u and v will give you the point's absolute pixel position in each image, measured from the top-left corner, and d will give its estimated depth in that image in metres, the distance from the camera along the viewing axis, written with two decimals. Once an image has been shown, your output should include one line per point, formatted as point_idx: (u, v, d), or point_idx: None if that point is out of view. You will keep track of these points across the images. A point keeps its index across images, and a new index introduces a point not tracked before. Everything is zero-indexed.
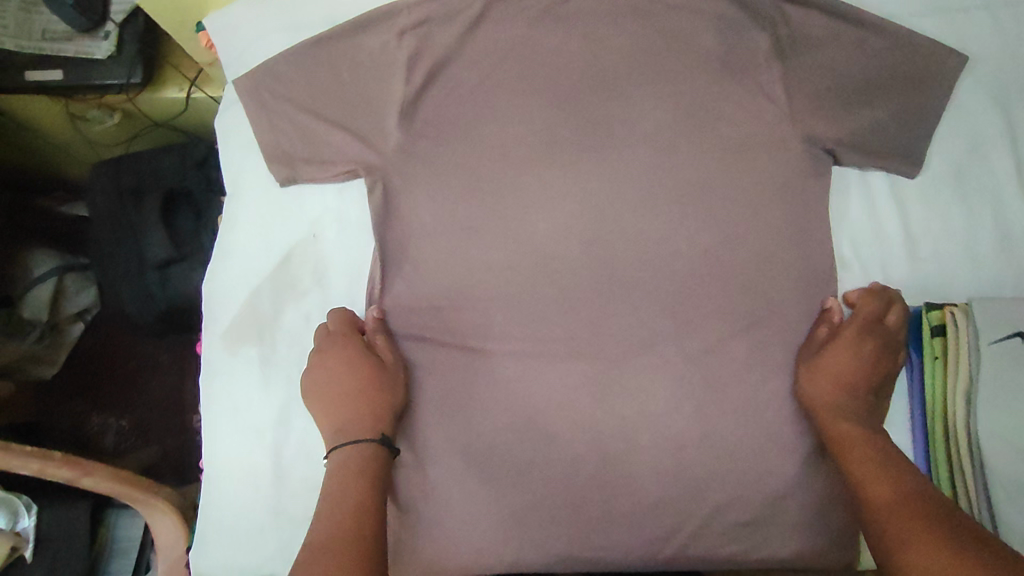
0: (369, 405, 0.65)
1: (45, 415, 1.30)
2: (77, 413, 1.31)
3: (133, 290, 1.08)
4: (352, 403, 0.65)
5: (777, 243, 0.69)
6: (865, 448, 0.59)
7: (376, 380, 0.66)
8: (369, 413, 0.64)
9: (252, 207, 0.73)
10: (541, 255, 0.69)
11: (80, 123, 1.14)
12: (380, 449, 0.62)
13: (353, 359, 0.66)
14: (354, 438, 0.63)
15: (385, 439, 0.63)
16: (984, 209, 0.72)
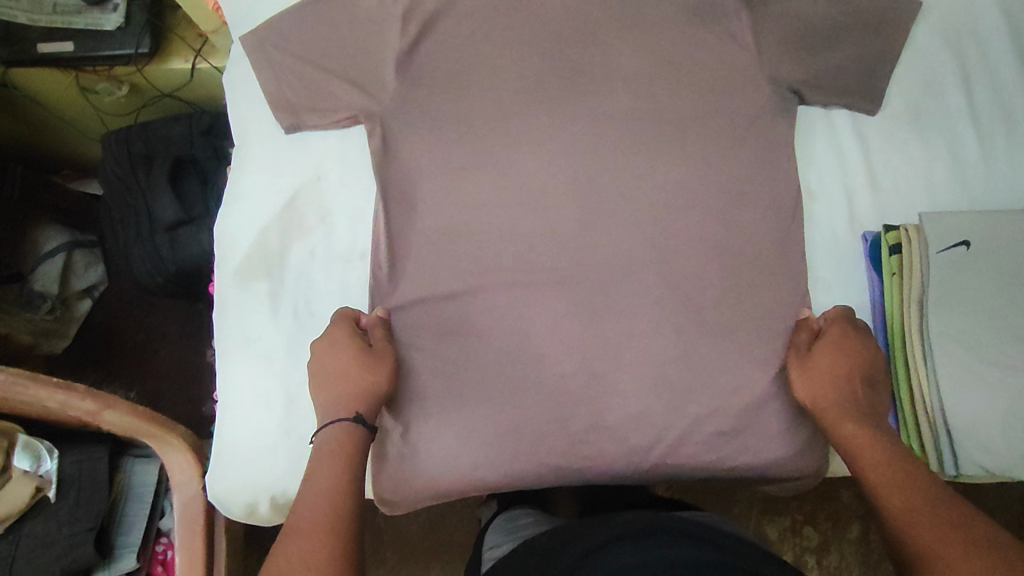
0: (354, 382, 0.68)
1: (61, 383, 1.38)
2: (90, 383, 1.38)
3: (144, 251, 1.13)
4: (333, 382, 0.68)
5: (748, 178, 0.74)
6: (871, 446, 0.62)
7: (361, 361, 0.69)
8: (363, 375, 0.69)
9: (259, 152, 0.78)
10: (530, 193, 0.75)
11: (89, 95, 1.17)
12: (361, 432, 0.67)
13: (340, 340, 0.70)
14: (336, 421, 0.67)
15: (357, 418, 0.67)
16: (940, 144, 0.75)
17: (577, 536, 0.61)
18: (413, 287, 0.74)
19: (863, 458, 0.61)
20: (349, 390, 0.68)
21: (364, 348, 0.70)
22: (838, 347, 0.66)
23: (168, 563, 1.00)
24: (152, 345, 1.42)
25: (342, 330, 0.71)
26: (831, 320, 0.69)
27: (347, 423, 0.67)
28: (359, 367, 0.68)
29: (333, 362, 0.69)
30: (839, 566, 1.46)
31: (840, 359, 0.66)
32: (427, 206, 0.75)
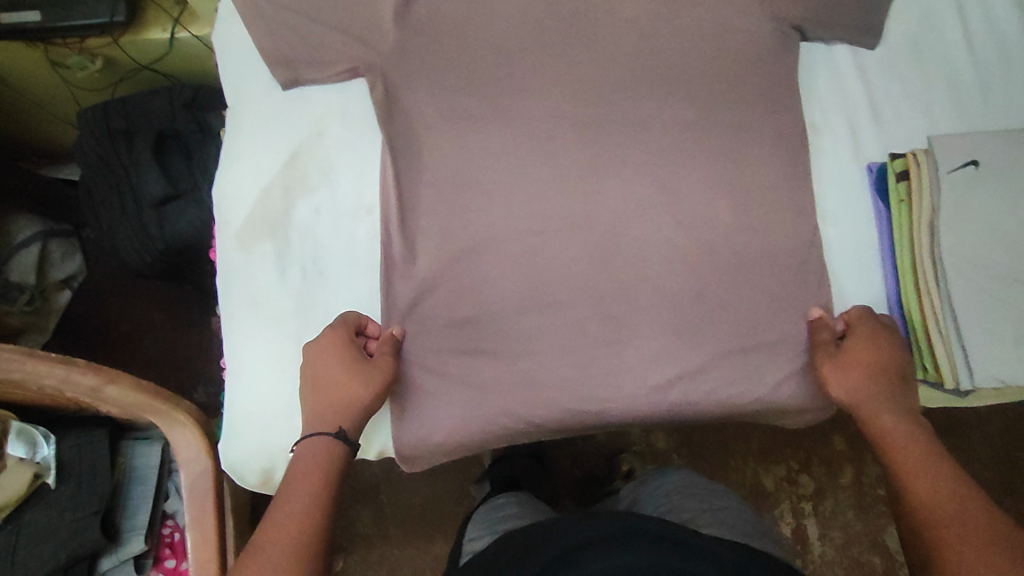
0: (345, 393, 0.66)
1: None
2: None
3: (131, 230, 1.09)
4: (322, 394, 0.66)
5: (755, 115, 0.74)
6: (903, 438, 0.63)
7: (354, 372, 0.67)
8: (353, 387, 0.66)
9: (256, 110, 0.75)
10: (537, 142, 0.74)
11: (61, 70, 1.12)
12: (337, 444, 0.64)
13: (335, 351, 0.67)
14: (314, 432, 0.65)
15: (337, 433, 0.65)
16: (938, 76, 0.76)
17: (548, 537, 0.60)
18: (426, 238, 0.72)
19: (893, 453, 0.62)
20: (342, 398, 0.66)
21: (358, 360, 0.67)
22: (874, 342, 0.66)
23: (175, 546, 0.97)
24: (138, 334, 1.38)
25: (339, 336, 0.68)
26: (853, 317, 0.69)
27: (329, 439, 0.64)
28: (354, 375, 0.66)
29: (326, 373, 0.67)
30: (835, 510, 1.52)
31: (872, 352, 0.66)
32: (432, 159, 0.73)
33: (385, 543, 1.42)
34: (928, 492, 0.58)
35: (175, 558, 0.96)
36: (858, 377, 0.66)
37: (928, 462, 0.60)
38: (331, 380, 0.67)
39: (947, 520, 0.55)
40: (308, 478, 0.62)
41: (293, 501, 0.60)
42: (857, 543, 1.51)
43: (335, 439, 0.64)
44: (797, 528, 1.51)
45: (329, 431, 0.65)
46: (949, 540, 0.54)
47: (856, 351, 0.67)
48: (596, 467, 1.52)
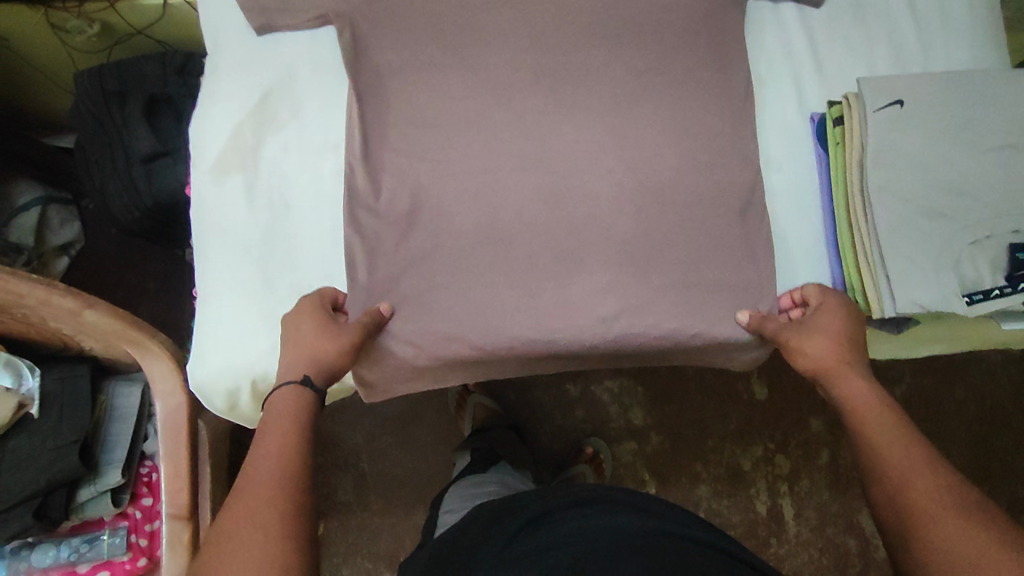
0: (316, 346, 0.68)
1: None
2: None
3: (122, 185, 1.13)
4: (294, 347, 0.67)
5: (703, 67, 0.78)
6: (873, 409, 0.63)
7: (324, 328, 0.69)
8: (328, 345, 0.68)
9: (232, 55, 0.79)
10: (496, 88, 0.78)
11: (61, 34, 1.17)
12: (302, 389, 0.65)
13: (314, 313, 0.70)
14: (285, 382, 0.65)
15: (302, 380, 0.65)
16: (881, 33, 0.80)
17: (520, 511, 0.76)
18: (388, 176, 0.77)
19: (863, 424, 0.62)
20: (315, 352, 0.67)
21: (329, 320, 0.70)
22: (835, 316, 0.68)
23: (153, 485, 1.02)
24: (132, 300, 1.43)
25: (318, 304, 0.71)
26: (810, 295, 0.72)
27: (296, 386, 0.65)
28: (328, 335, 0.68)
29: (304, 331, 0.69)
30: (811, 490, 1.54)
31: (836, 327, 0.68)
32: (395, 103, 0.77)
33: (364, 510, 1.44)
34: (892, 456, 0.58)
35: (152, 497, 1.01)
36: (821, 344, 0.67)
37: (896, 429, 0.60)
38: (307, 336, 0.68)
39: (912, 485, 0.55)
40: (280, 419, 0.62)
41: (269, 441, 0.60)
42: (832, 523, 1.53)
43: (299, 384, 0.65)
44: (773, 507, 1.52)
45: (296, 378, 0.65)
46: (915, 506, 0.54)
47: (819, 325, 0.69)
48: (576, 442, 1.52)
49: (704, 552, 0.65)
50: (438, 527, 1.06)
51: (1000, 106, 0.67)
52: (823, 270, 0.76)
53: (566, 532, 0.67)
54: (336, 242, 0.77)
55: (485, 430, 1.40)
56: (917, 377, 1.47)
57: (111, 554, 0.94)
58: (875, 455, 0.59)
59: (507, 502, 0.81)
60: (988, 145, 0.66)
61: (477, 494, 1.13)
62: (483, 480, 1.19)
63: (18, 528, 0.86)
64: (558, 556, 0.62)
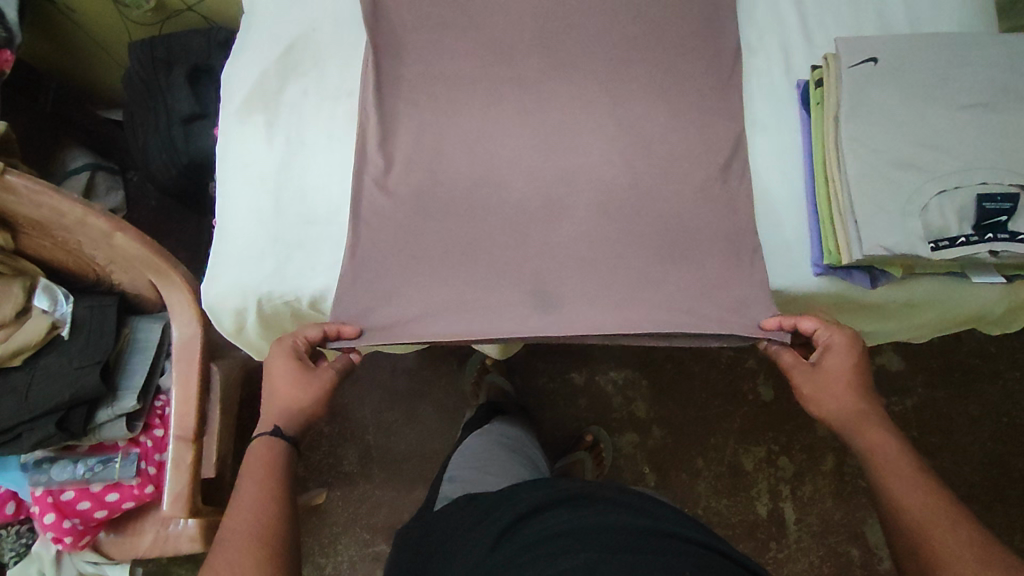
0: (293, 401, 0.73)
1: None
2: None
3: (161, 143, 1.22)
4: (273, 396, 0.73)
5: (694, 35, 0.83)
6: (893, 452, 0.65)
7: (299, 381, 0.74)
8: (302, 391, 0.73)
9: (263, 11, 0.88)
10: (499, 46, 0.84)
11: (120, 9, 1.29)
12: (274, 438, 0.71)
13: (286, 362, 0.74)
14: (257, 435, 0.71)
15: (273, 431, 0.71)
16: (869, 9, 0.84)
17: (507, 506, 0.75)
18: (396, 122, 0.83)
19: (885, 469, 0.64)
20: (288, 403, 0.73)
21: (306, 369, 0.74)
22: (849, 355, 0.71)
23: (164, 417, 1.06)
24: None
25: (291, 351, 0.75)
26: (817, 325, 0.73)
27: (268, 436, 0.71)
28: (299, 384, 0.73)
29: (279, 380, 0.74)
30: (813, 496, 1.48)
31: (848, 364, 0.71)
32: (406, 55, 0.84)
33: (366, 482, 1.45)
34: (918, 508, 0.60)
35: (163, 428, 1.06)
36: (840, 384, 0.70)
37: (911, 471, 0.63)
38: (281, 385, 0.73)
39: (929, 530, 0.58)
40: (257, 466, 0.68)
41: (238, 494, 0.65)
42: (835, 531, 1.46)
43: (272, 433, 0.70)
44: (774, 510, 1.47)
45: (267, 431, 0.71)
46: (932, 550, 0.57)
47: (834, 364, 0.71)
48: (575, 430, 1.51)
49: (693, 549, 0.63)
50: (437, 501, 0.98)
51: (975, 67, 0.70)
52: (803, 226, 0.79)
53: (557, 527, 0.66)
54: (342, 179, 0.82)
55: (498, 403, 1.38)
56: (929, 388, 1.42)
57: (121, 476, 0.99)
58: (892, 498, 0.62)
59: (501, 490, 0.81)
60: (960, 103, 0.69)
61: (486, 468, 1.06)
62: (501, 455, 1.12)
63: (40, 437, 0.92)
64: (543, 554, 0.62)
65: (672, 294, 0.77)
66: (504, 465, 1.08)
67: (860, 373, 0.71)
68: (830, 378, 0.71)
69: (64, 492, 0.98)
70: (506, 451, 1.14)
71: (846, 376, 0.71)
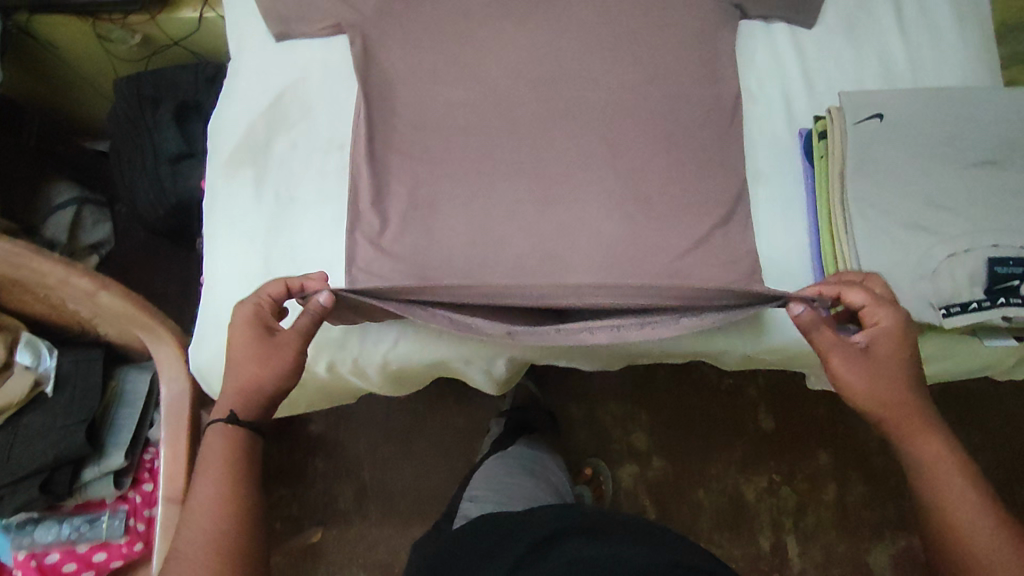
0: (253, 376, 0.69)
1: None
2: None
3: (148, 184, 1.20)
4: (231, 371, 0.69)
5: (693, 83, 0.82)
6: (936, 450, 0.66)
7: (258, 352, 0.68)
8: (263, 366, 0.69)
9: (251, 60, 0.85)
10: (493, 95, 0.82)
11: (106, 45, 1.26)
12: (229, 428, 0.68)
13: (243, 332, 0.68)
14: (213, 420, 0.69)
15: (227, 417, 0.68)
16: (871, 56, 0.82)
17: (520, 534, 0.74)
18: (389, 176, 0.80)
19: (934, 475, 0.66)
20: (247, 380, 0.69)
21: (265, 340, 0.69)
22: (901, 340, 0.63)
23: (154, 471, 1.03)
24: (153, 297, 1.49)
25: (249, 319, 0.69)
26: (866, 301, 0.64)
27: (224, 425, 0.68)
28: (258, 358, 0.68)
29: (236, 352, 0.69)
30: (816, 528, 1.46)
31: (897, 350, 0.64)
32: (398, 105, 0.83)
33: (362, 522, 1.41)
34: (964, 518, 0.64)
35: (152, 483, 1.02)
36: (885, 372, 0.64)
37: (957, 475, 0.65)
38: (238, 359, 0.68)
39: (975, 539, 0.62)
40: (211, 464, 0.68)
41: (204, 503, 0.66)
42: (838, 563, 1.44)
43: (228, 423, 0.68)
44: (777, 543, 1.45)
45: (223, 417, 0.69)
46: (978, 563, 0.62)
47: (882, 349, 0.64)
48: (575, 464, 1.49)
49: None
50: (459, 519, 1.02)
51: (983, 123, 0.68)
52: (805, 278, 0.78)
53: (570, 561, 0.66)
54: (334, 232, 0.80)
55: (527, 418, 1.37)
56: None
57: (109, 535, 0.95)
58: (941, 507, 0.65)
59: (519, 515, 0.81)
60: (969, 162, 0.68)
61: (505, 488, 1.07)
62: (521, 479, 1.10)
63: (22, 501, 0.88)
64: None
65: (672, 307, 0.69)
66: (523, 490, 1.07)
67: (905, 357, 0.65)
68: (877, 364, 0.65)
69: (49, 555, 0.95)
70: (525, 477, 1.11)
71: (893, 363, 0.64)
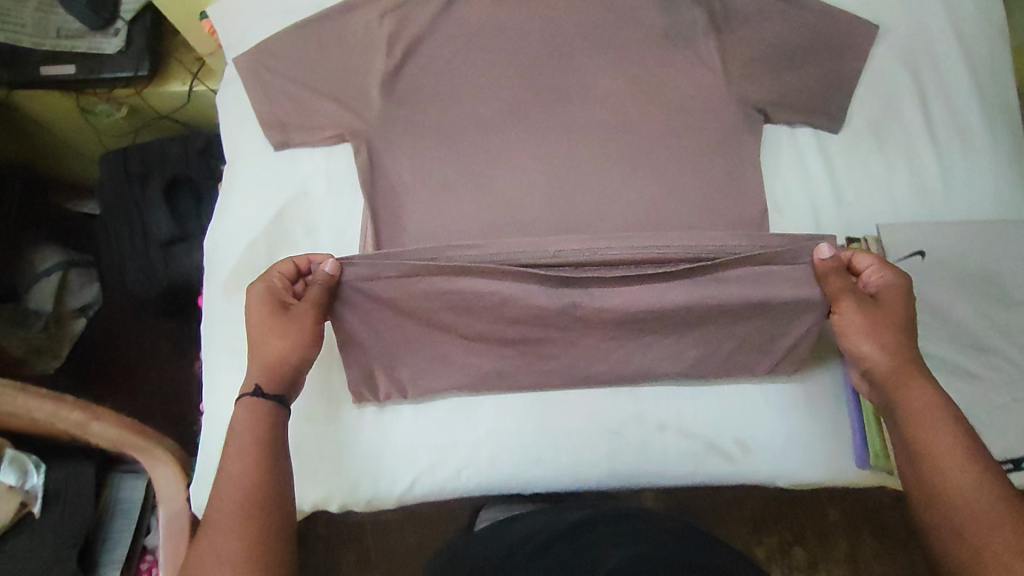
0: (276, 351, 0.67)
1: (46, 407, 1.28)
2: None
3: (137, 266, 1.13)
4: (254, 348, 0.68)
5: (716, 193, 0.78)
6: (938, 423, 0.61)
7: (277, 325, 0.68)
8: (282, 340, 0.68)
9: (248, 171, 0.82)
10: (510, 208, 0.78)
11: (89, 116, 1.20)
12: (256, 398, 0.65)
13: (258, 308, 0.68)
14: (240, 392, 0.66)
15: (255, 390, 0.65)
16: (901, 163, 0.79)
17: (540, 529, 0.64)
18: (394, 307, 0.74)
19: (932, 446, 0.61)
20: (269, 357, 0.67)
21: (282, 313, 0.68)
22: (907, 298, 0.66)
23: None
24: (143, 365, 1.35)
25: (264, 296, 0.68)
26: (875, 262, 0.68)
27: (251, 397, 0.65)
28: (278, 333, 0.67)
29: (255, 327, 0.68)
30: None
31: (903, 309, 0.66)
32: (407, 219, 0.78)
33: None
34: (966, 497, 0.57)
35: None
36: (889, 327, 0.66)
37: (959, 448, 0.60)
38: (257, 336, 0.68)
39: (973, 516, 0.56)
40: (243, 432, 0.64)
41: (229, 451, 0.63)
42: None
43: (256, 395, 0.65)
44: None
45: (250, 391, 0.66)
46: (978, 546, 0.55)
47: (889, 303, 0.67)
48: None
49: None
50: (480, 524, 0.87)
51: (991, 251, 0.71)
52: (843, 408, 0.76)
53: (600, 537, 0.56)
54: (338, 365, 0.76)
55: None
56: None
57: None
58: (938, 480, 0.59)
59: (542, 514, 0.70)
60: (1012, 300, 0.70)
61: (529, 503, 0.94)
62: None
63: None
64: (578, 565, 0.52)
65: (692, 279, 0.69)
66: None
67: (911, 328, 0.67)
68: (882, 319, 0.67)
69: None
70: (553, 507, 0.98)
71: (898, 318, 0.66)
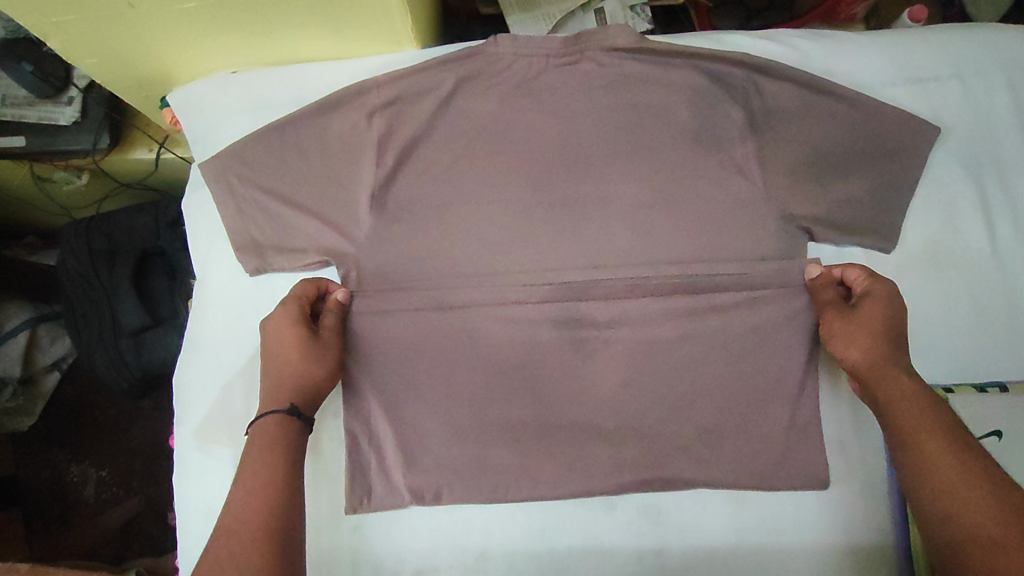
0: (303, 371, 0.64)
1: (23, 467, 1.20)
2: (55, 463, 1.21)
3: (108, 357, 1.04)
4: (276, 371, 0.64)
5: (753, 324, 0.69)
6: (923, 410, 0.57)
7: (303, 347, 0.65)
8: (309, 362, 0.64)
9: (219, 299, 0.73)
10: (518, 342, 0.70)
11: (46, 184, 1.08)
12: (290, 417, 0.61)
13: (283, 329, 0.65)
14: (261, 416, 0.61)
15: (290, 408, 0.61)
16: (963, 287, 0.71)
17: None
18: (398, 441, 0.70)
19: (921, 431, 0.56)
20: (295, 379, 0.64)
21: (307, 331, 0.65)
22: (890, 301, 0.62)
23: None
24: (125, 421, 1.23)
25: (290, 315, 0.65)
26: (860, 273, 0.66)
27: (282, 414, 0.61)
28: (306, 353, 0.64)
29: (277, 348, 0.64)
30: None
31: (888, 312, 0.62)
32: (401, 357, 0.70)
33: None
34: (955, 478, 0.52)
35: None
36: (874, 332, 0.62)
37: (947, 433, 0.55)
38: (280, 357, 0.64)
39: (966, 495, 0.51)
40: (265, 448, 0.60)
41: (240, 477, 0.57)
42: None
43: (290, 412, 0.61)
44: None
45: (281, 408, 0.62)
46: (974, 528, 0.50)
47: (870, 308, 0.63)
48: None
49: None
50: None
51: None
52: None
53: None
54: (330, 531, 0.70)
55: None
56: None
57: None
58: (929, 462, 0.54)
59: None
60: None
61: None
62: None
63: None
64: None
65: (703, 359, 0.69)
66: None
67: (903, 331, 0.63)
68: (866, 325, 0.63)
69: None
70: None
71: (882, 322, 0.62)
